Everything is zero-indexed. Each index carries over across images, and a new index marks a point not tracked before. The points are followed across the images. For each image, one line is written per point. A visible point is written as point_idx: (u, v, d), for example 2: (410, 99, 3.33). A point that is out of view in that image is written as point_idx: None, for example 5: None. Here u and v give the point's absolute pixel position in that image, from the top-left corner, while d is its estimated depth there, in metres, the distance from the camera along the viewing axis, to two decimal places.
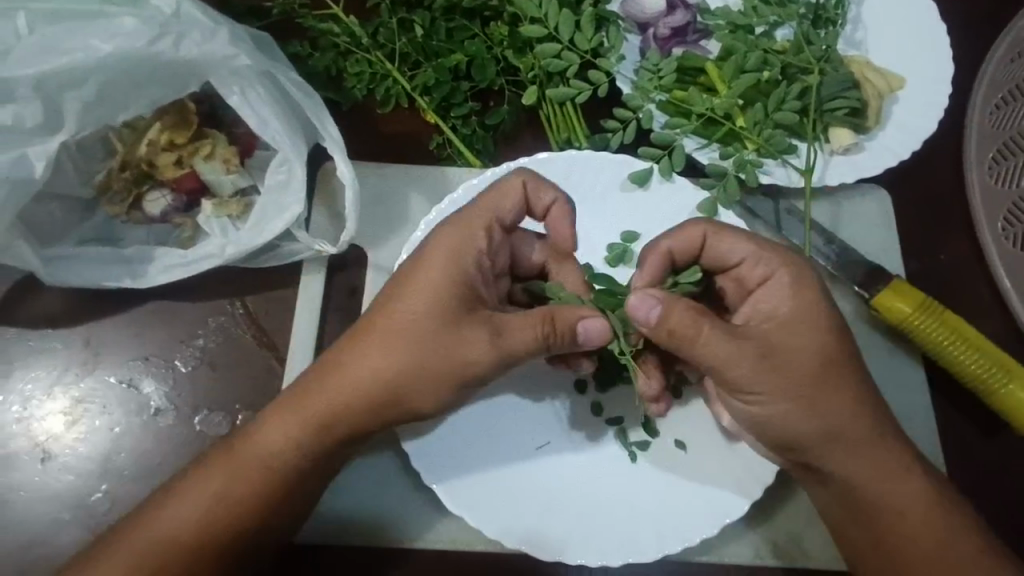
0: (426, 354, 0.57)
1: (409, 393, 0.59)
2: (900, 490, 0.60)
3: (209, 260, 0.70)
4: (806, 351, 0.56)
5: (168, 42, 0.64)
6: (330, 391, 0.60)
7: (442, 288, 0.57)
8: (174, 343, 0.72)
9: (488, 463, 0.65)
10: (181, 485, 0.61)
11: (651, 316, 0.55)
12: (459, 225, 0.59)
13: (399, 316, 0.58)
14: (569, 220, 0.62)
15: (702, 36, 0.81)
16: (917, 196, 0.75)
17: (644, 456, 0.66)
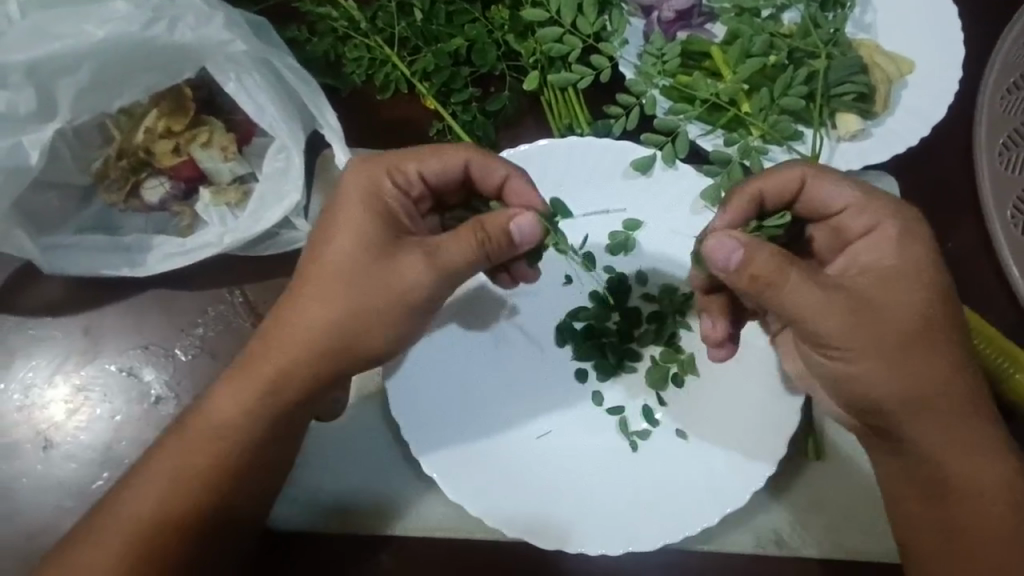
0: (363, 285, 0.58)
1: (352, 327, 0.59)
2: (965, 463, 0.59)
3: (207, 249, 0.70)
4: (903, 306, 0.56)
5: (162, 27, 0.64)
6: (272, 342, 0.60)
7: (366, 222, 0.58)
8: (174, 332, 0.72)
9: (473, 435, 0.66)
10: (144, 463, 0.61)
11: (730, 260, 0.54)
12: (368, 164, 0.59)
13: (333, 256, 0.58)
14: (480, 152, 0.60)
15: (708, 19, 0.80)
16: (926, 182, 0.74)
17: (645, 445, 0.66)
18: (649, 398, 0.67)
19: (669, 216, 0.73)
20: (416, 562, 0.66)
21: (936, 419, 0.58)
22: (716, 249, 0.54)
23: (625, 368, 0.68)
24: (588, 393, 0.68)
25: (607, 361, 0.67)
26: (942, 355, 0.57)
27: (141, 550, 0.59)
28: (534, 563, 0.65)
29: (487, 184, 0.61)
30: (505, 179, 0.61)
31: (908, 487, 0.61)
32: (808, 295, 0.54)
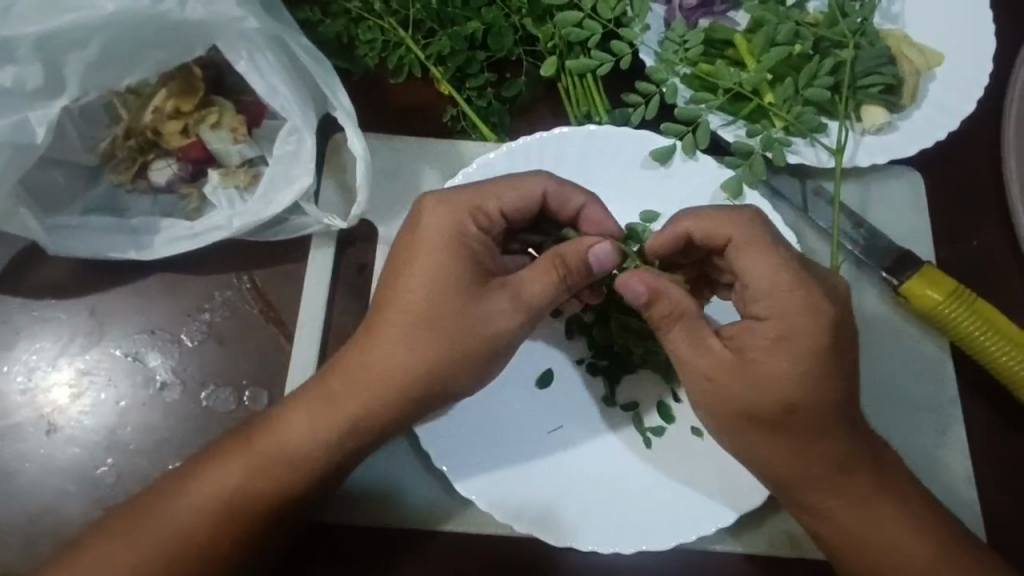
0: (442, 327, 0.56)
1: (430, 371, 0.57)
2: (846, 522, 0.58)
3: (216, 232, 0.68)
4: (780, 383, 0.53)
5: (172, 2, 0.61)
6: (349, 376, 0.58)
7: (449, 258, 0.56)
8: (181, 317, 0.71)
9: (493, 437, 0.64)
10: (192, 474, 0.60)
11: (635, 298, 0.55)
12: (452, 199, 0.58)
13: (412, 292, 0.57)
14: (558, 180, 0.60)
15: (730, 6, 0.78)
16: (950, 178, 0.72)
17: (658, 442, 0.64)
18: (665, 395, 0.65)
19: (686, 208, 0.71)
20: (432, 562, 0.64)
21: (816, 480, 0.57)
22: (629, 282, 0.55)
23: (639, 365, 0.66)
24: (601, 392, 0.66)
25: (620, 360, 0.66)
26: (820, 428, 0.55)
27: (166, 561, 0.58)
28: (543, 559, 0.64)
29: (564, 211, 0.61)
30: (582, 206, 0.61)
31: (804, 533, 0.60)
32: (683, 343, 0.55)
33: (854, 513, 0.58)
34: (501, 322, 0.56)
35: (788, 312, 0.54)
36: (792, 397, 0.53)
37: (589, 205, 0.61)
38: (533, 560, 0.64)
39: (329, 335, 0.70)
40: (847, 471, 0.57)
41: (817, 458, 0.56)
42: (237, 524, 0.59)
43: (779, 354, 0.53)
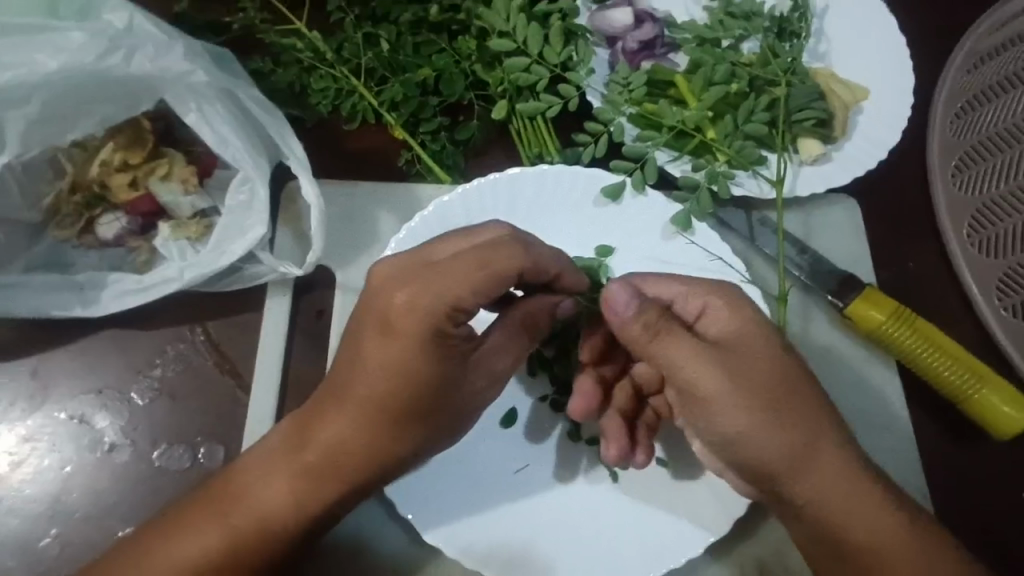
0: (415, 412, 0.54)
1: (403, 450, 0.56)
2: (875, 530, 0.53)
3: (166, 285, 0.67)
4: (754, 368, 0.52)
5: (118, 58, 0.60)
6: (324, 450, 0.56)
7: (421, 352, 0.51)
8: (131, 374, 0.68)
9: (459, 482, 0.63)
10: (155, 544, 0.57)
11: (629, 307, 0.53)
12: (424, 292, 0.50)
13: (381, 380, 0.53)
14: (529, 246, 0.52)
15: (670, 49, 0.82)
16: (884, 204, 0.76)
17: (625, 475, 0.64)
18: None
19: (638, 242, 0.73)
20: None
21: (834, 488, 0.52)
22: (614, 295, 0.53)
23: None
24: (566, 427, 0.66)
25: None
26: (806, 417, 0.52)
27: None
28: None
29: (538, 279, 0.55)
30: (557, 274, 0.56)
31: (821, 559, 0.55)
32: (679, 349, 0.52)
33: (883, 515, 0.53)
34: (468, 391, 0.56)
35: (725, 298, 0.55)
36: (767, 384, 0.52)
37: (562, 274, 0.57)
38: None
39: (287, 386, 0.68)
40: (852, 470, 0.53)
41: (828, 455, 0.52)
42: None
43: (746, 335, 0.54)
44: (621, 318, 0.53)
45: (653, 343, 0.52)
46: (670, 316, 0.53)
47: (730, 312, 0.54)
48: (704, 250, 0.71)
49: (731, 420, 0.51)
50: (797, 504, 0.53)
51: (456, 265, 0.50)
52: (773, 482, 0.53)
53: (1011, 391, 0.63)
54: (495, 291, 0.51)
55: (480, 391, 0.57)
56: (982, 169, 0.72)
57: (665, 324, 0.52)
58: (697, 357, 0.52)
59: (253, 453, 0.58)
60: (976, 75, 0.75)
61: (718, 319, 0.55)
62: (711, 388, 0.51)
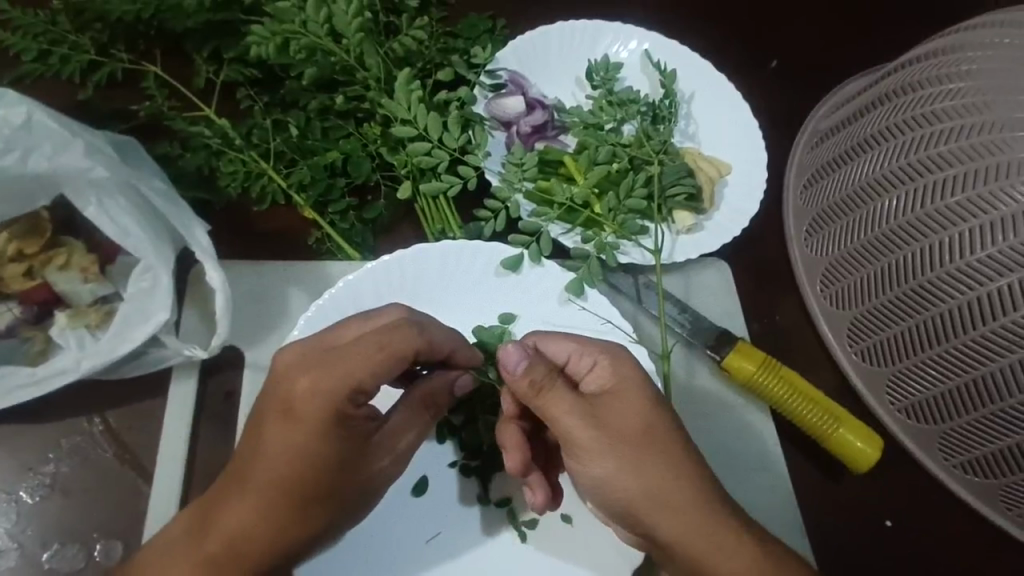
0: (317, 495, 0.55)
1: (304, 535, 0.56)
2: (741, 565, 0.57)
3: (62, 376, 0.66)
4: (623, 417, 0.59)
5: (13, 158, 0.63)
6: (222, 539, 0.55)
7: (324, 434, 0.54)
8: (22, 470, 0.66)
9: (371, 558, 0.64)
10: None
11: (519, 367, 0.58)
12: (327, 375, 0.53)
13: (283, 465, 0.54)
14: (422, 326, 0.57)
15: (561, 131, 0.91)
16: (752, 264, 0.86)
17: (534, 534, 0.66)
18: None
19: (537, 308, 0.79)
20: None
21: (699, 527, 0.57)
22: (510, 354, 0.59)
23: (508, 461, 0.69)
24: (476, 491, 0.68)
25: (489, 459, 0.69)
26: (669, 461, 0.58)
27: None
28: None
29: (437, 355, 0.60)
30: (454, 349, 0.63)
31: None
32: (560, 402, 0.58)
33: (743, 550, 0.58)
34: (369, 465, 0.58)
35: (610, 356, 0.61)
36: (637, 430, 0.58)
37: (457, 350, 0.63)
38: None
39: (193, 472, 0.68)
40: (715, 510, 0.58)
41: (691, 499, 0.58)
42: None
43: (623, 390, 0.59)
44: (512, 376, 0.59)
45: (537, 398, 0.59)
46: (556, 372, 0.59)
47: (612, 370, 0.60)
48: (595, 314, 0.77)
49: (602, 470, 0.58)
50: (668, 545, 0.58)
51: (356, 350, 0.54)
52: (645, 525, 0.59)
53: (862, 427, 0.72)
54: (396, 366, 0.56)
55: (382, 469, 0.60)
56: (831, 230, 0.79)
57: (547, 381, 0.59)
58: (572, 412, 0.58)
59: (154, 549, 0.58)
60: (828, 146, 0.83)
61: (602, 376, 0.60)
62: (583, 436, 0.58)
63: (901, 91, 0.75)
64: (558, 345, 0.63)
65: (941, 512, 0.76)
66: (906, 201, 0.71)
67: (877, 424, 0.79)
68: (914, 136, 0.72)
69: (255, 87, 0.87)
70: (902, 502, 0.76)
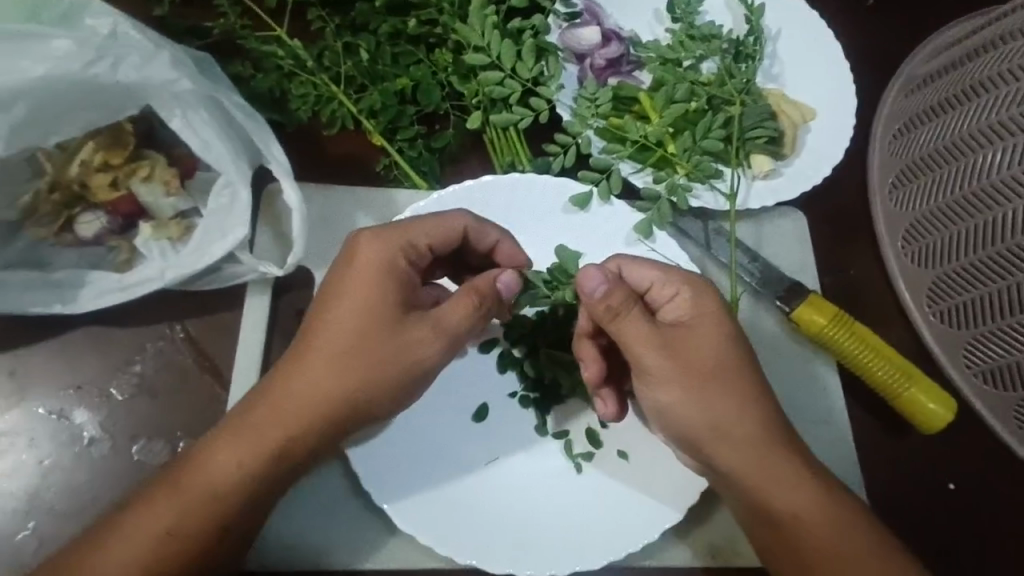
0: (368, 362, 0.58)
1: (356, 407, 0.59)
2: (798, 499, 0.60)
3: (148, 285, 0.68)
4: (700, 350, 0.59)
5: (103, 66, 0.63)
6: (276, 402, 0.59)
7: (382, 300, 0.58)
8: (110, 370, 0.70)
9: (426, 465, 0.66)
10: (113, 526, 0.58)
11: (596, 291, 0.58)
12: (386, 236, 0.60)
13: (347, 332, 0.58)
14: (479, 219, 0.64)
15: (635, 66, 0.87)
16: (829, 216, 0.82)
17: (589, 466, 0.68)
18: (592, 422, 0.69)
19: (604, 248, 0.77)
20: None
21: (757, 461, 0.60)
22: (591, 275, 0.58)
23: (567, 395, 0.70)
24: (533, 421, 0.69)
25: (550, 390, 0.70)
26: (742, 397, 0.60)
27: None
28: None
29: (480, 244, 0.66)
30: (497, 241, 0.67)
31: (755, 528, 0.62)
32: (636, 330, 0.58)
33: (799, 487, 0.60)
34: (425, 352, 0.59)
35: (692, 288, 0.60)
36: (711, 363, 0.59)
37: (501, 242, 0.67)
38: None
39: None
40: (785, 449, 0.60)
41: (756, 432, 0.60)
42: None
43: (699, 324, 0.59)
44: (588, 301, 0.58)
45: (612, 323, 0.58)
46: (633, 300, 0.58)
47: (693, 304, 0.60)
48: (664, 257, 0.75)
49: (666, 397, 0.60)
50: (726, 474, 0.60)
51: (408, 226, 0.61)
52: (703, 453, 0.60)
53: (934, 388, 0.70)
54: (447, 244, 0.63)
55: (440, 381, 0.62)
56: (920, 184, 0.75)
57: (625, 308, 0.58)
58: (647, 340, 0.58)
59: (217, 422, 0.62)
60: (928, 92, 0.77)
61: (680, 308, 0.60)
62: (653, 364, 0.59)
63: (1010, 36, 0.68)
64: (640, 271, 0.61)
65: (1007, 478, 0.74)
66: (1009, 155, 0.66)
67: (949, 386, 0.77)
68: (1016, 88, 0.66)
69: (326, 9, 0.86)
70: (969, 466, 0.74)
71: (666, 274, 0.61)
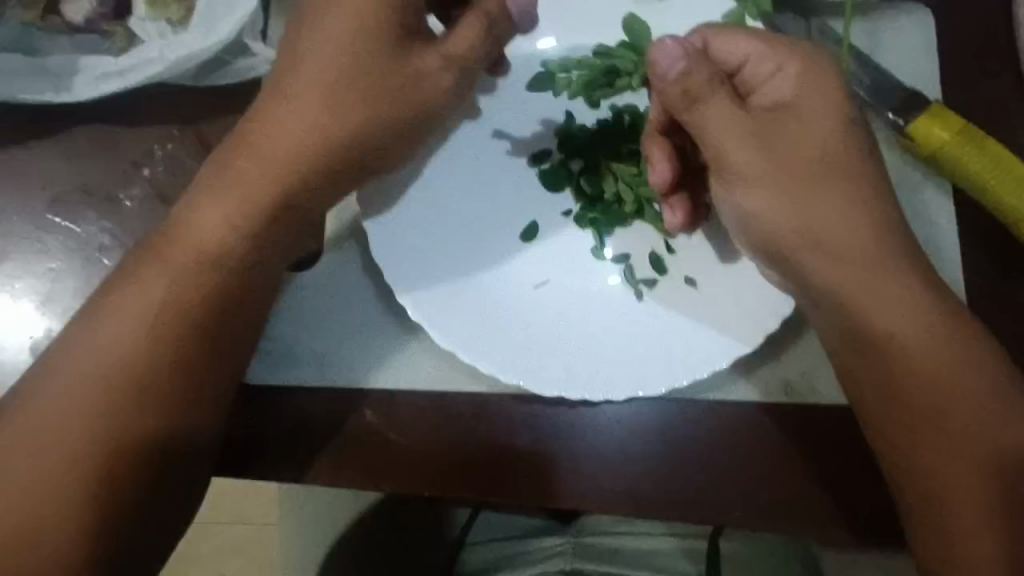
0: (359, 93, 0.54)
1: (355, 147, 0.54)
2: (898, 318, 0.51)
3: (146, 67, 0.61)
4: (809, 138, 0.52)
5: None
6: (263, 139, 0.53)
7: (365, 19, 0.52)
8: (118, 172, 0.62)
9: (447, 242, 0.60)
10: (100, 311, 0.51)
11: (671, 71, 0.49)
12: None
13: (342, 70, 0.53)
14: None
15: None
16: (960, 19, 0.67)
17: (652, 293, 0.59)
18: (657, 245, 0.60)
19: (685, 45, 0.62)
20: (402, 421, 0.58)
21: (862, 269, 0.52)
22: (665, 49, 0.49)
23: (631, 216, 0.61)
24: (590, 244, 0.61)
25: (609, 208, 0.61)
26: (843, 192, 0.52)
27: (84, 415, 0.49)
28: (527, 431, 0.58)
29: None
30: None
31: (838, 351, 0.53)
32: (723, 114, 0.51)
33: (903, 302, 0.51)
34: (427, 93, 0.56)
35: (801, 69, 0.51)
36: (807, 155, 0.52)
37: None
38: (512, 428, 0.58)
39: None
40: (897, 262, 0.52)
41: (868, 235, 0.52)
42: (162, 375, 0.50)
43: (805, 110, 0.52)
44: (661, 84, 0.50)
45: (689, 112, 0.51)
46: (717, 81, 0.51)
47: (800, 80, 0.52)
48: None
49: (752, 194, 0.54)
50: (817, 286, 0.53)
51: None
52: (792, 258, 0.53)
53: None
54: None
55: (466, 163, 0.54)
56: None
57: (706, 92, 0.51)
58: (733, 131, 0.52)
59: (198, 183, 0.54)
60: None
61: (782, 85, 0.52)
62: (740, 156, 0.52)
63: None
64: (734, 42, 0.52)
65: None
66: None
67: None
68: None
69: None
70: None
71: (767, 46, 0.51)
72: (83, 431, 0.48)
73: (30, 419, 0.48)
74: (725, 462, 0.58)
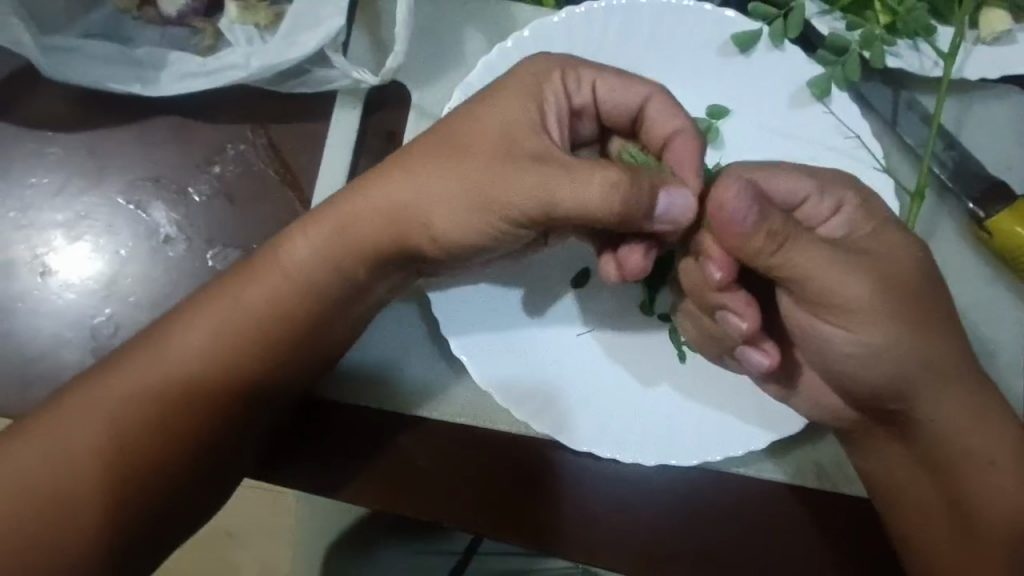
0: (474, 175, 0.50)
1: (448, 237, 0.52)
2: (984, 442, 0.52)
3: (230, 73, 0.61)
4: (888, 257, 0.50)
5: None
6: (372, 206, 0.53)
7: (517, 110, 0.51)
8: (188, 167, 0.64)
9: (523, 324, 0.59)
10: (185, 312, 0.55)
11: (748, 220, 0.44)
12: (547, 60, 0.54)
13: (477, 136, 0.51)
14: None
15: None
16: None
17: (694, 356, 0.58)
18: None
19: (760, 105, 0.62)
20: (432, 447, 0.59)
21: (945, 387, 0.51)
22: (734, 199, 0.44)
23: None
24: (638, 298, 0.60)
25: (664, 266, 0.59)
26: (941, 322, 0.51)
27: (155, 410, 0.53)
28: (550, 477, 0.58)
29: None
30: None
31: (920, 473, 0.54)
32: (807, 253, 0.47)
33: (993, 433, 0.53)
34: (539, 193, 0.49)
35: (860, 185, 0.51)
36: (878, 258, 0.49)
37: None
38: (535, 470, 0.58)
39: None
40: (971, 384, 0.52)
41: (943, 354, 0.51)
42: (224, 383, 0.54)
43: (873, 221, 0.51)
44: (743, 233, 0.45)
45: (774, 253, 0.46)
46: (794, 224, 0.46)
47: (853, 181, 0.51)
48: (839, 125, 0.60)
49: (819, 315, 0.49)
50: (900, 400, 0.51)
51: None
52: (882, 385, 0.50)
53: None
54: None
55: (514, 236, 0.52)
56: None
57: (788, 232, 0.46)
58: (819, 266, 0.47)
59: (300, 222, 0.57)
60: None
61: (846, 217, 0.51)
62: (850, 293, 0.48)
63: None
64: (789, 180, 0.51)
65: None
66: None
67: None
68: None
69: None
70: None
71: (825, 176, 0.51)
72: (149, 426, 0.52)
73: (91, 407, 0.52)
74: (739, 534, 0.57)
